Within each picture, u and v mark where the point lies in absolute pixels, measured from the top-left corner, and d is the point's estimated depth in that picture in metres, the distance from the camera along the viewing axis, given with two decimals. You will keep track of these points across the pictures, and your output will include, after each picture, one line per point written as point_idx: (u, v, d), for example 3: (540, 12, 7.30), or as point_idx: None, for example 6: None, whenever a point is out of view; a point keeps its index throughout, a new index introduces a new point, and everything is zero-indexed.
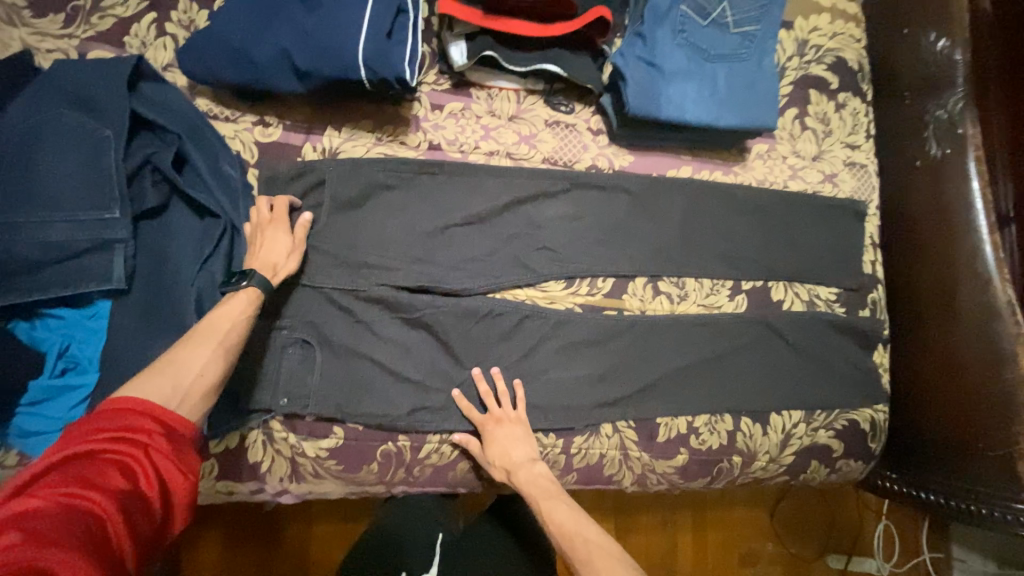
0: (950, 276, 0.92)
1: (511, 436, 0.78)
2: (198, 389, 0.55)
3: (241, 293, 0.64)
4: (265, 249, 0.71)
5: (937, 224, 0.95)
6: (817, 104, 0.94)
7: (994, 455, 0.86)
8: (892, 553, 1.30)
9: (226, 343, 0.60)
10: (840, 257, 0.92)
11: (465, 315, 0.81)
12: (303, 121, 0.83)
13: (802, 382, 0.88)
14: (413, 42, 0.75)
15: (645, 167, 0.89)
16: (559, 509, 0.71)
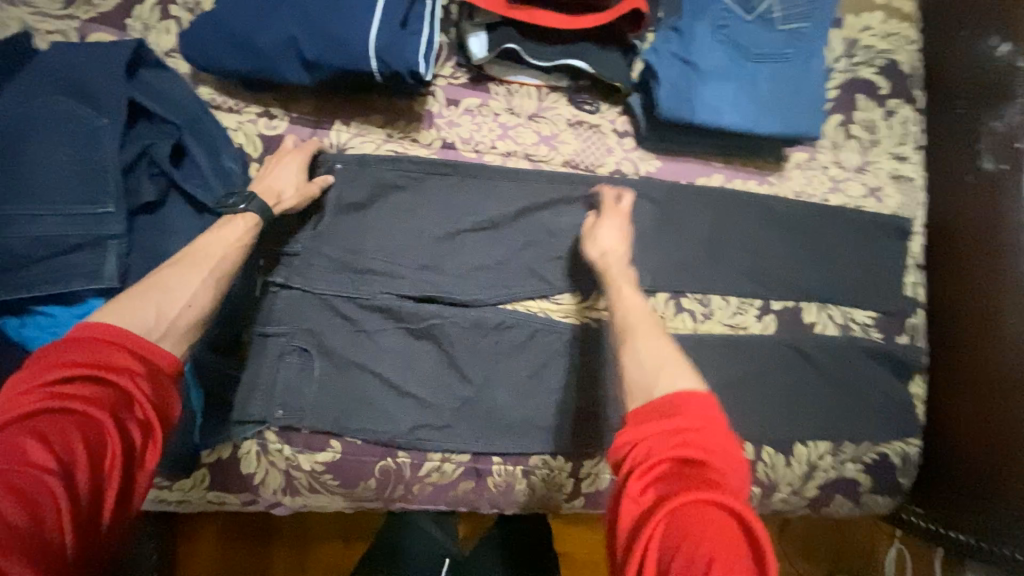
0: (996, 302, 0.85)
1: (618, 233, 0.74)
2: (181, 322, 0.52)
3: (237, 217, 0.63)
4: (272, 175, 0.69)
5: (989, 246, 0.87)
6: (864, 110, 0.87)
7: None
8: None
9: (215, 273, 0.58)
10: (881, 278, 0.85)
11: (474, 328, 0.76)
12: (309, 114, 0.78)
13: (831, 411, 0.82)
14: (429, 32, 0.69)
15: (673, 174, 0.83)
16: (638, 310, 0.64)
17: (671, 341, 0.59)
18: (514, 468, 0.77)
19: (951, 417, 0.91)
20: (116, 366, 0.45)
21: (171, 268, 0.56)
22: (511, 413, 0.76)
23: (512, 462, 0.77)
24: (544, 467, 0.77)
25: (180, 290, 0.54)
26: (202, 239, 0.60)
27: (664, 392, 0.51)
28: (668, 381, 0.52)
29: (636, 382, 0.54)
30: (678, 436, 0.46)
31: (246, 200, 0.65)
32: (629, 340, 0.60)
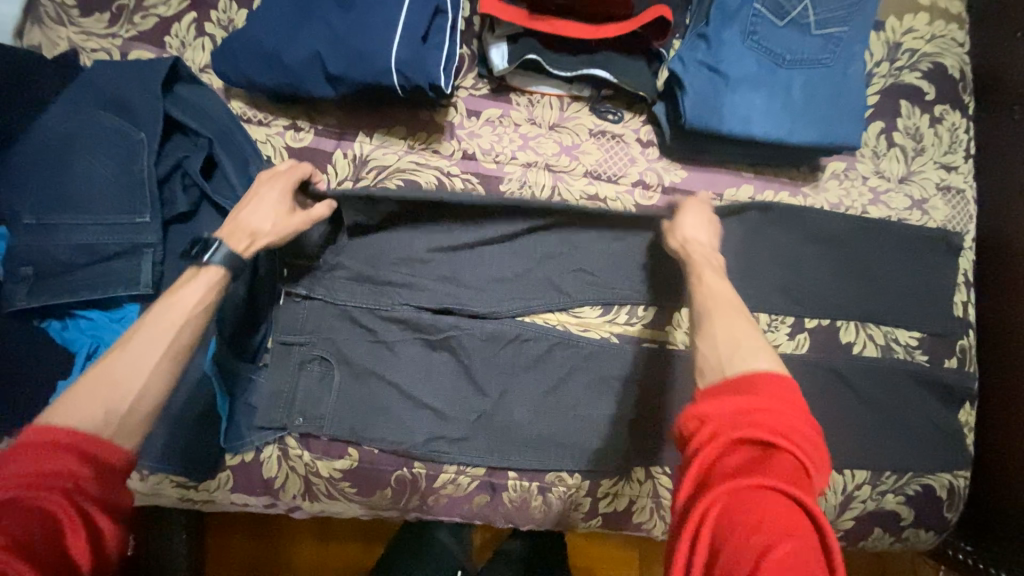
0: None
1: (701, 224, 0.70)
2: (137, 412, 0.49)
3: (202, 272, 0.59)
4: (249, 210, 0.65)
5: None
6: (908, 117, 0.82)
7: None
8: None
9: (176, 346, 0.54)
10: (927, 297, 0.80)
11: (491, 340, 0.76)
12: (334, 126, 0.80)
13: (871, 438, 0.77)
14: (450, 46, 0.69)
15: (700, 185, 0.80)
16: (722, 294, 0.61)
17: (756, 328, 0.55)
18: (530, 484, 0.75)
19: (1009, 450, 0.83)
20: (61, 467, 0.43)
21: (120, 349, 0.52)
22: (528, 428, 0.75)
23: (528, 478, 0.75)
24: (562, 484, 0.75)
25: (133, 374, 0.51)
26: (159, 305, 0.56)
27: (737, 370, 0.49)
28: (743, 364, 0.50)
29: (707, 363, 0.52)
30: (747, 414, 0.44)
31: (213, 245, 0.60)
32: (705, 323, 0.57)
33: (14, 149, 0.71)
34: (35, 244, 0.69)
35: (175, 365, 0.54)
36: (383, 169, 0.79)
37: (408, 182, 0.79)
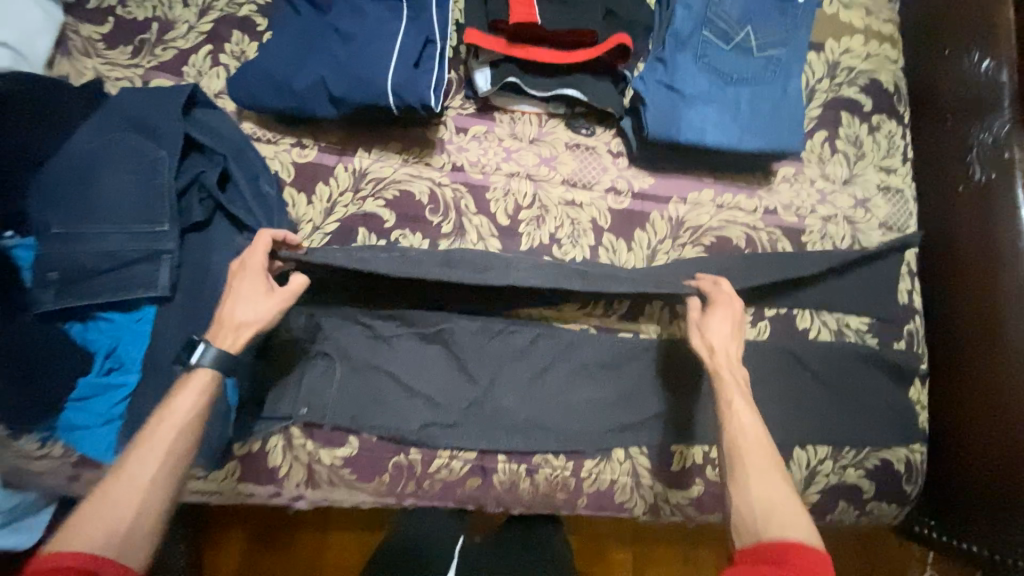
0: (995, 308, 0.88)
1: (728, 327, 0.73)
2: (139, 528, 0.56)
3: (198, 373, 0.65)
4: (235, 297, 0.69)
5: (986, 254, 0.90)
6: (848, 127, 0.92)
7: None
8: None
9: (171, 459, 0.60)
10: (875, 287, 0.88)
11: (482, 331, 0.83)
12: (336, 143, 0.88)
13: (831, 416, 0.84)
14: (438, 70, 0.79)
15: (666, 190, 0.89)
16: (757, 429, 0.64)
17: (788, 482, 0.61)
18: (518, 467, 0.81)
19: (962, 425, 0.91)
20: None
21: (132, 457, 0.59)
22: (515, 413, 0.81)
23: (516, 461, 0.81)
24: (548, 465, 0.81)
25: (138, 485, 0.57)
26: (164, 414, 0.62)
27: (774, 535, 0.55)
28: (782, 527, 0.55)
29: (742, 522, 0.58)
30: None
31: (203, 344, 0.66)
32: (740, 473, 0.62)
33: (46, 168, 0.79)
34: (63, 251, 0.76)
35: (172, 478, 0.60)
36: (380, 181, 0.87)
37: (403, 192, 0.87)
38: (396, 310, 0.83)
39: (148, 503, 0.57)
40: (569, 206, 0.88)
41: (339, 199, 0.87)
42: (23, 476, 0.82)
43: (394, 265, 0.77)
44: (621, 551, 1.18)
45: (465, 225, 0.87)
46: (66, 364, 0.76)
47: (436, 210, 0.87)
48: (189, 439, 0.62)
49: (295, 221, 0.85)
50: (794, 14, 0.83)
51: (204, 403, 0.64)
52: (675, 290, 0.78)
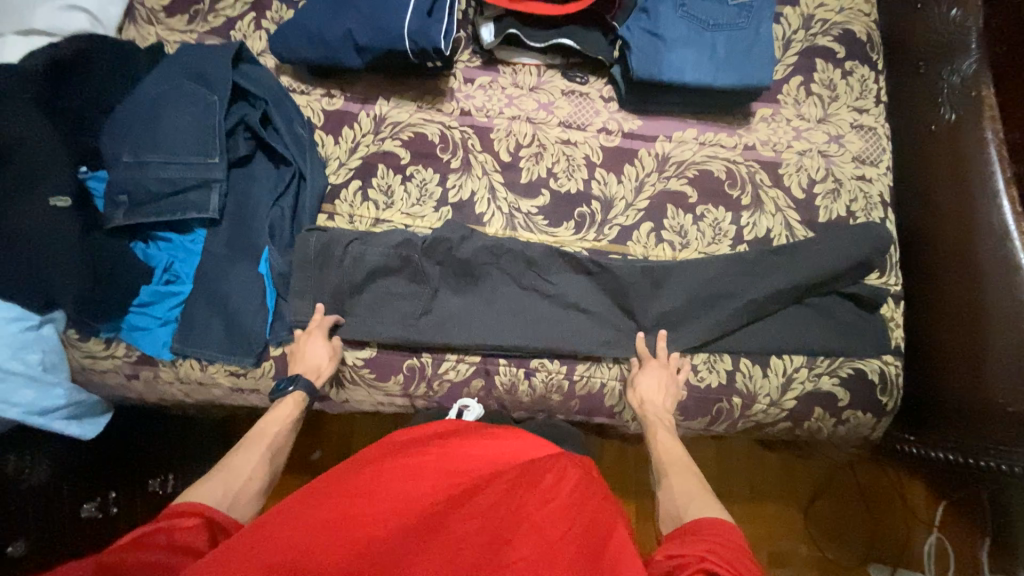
0: (969, 232, 0.93)
1: (657, 384, 0.87)
2: (245, 490, 0.68)
3: (289, 395, 0.82)
4: (309, 353, 0.86)
5: (956, 181, 0.96)
6: (822, 72, 1.00)
7: (1013, 408, 0.86)
8: (946, 565, 1.41)
9: (270, 444, 0.75)
10: (856, 262, 0.90)
11: (490, 249, 0.92)
12: (360, 93, 1.01)
13: (806, 329, 0.91)
14: (448, 19, 0.89)
15: (653, 131, 0.99)
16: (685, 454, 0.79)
17: (702, 481, 0.74)
18: (518, 370, 0.92)
19: (937, 345, 0.98)
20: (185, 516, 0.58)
21: (238, 450, 0.73)
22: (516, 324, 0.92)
23: (515, 364, 0.92)
24: (543, 369, 0.92)
25: (245, 468, 0.70)
26: (265, 423, 0.78)
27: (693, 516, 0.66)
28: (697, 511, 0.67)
29: (667, 513, 0.70)
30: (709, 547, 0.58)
31: (292, 381, 0.83)
32: (664, 478, 0.75)
33: (119, 110, 0.94)
34: (133, 178, 0.90)
35: (272, 464, 0.74)
36: (398, 125, 1.00)
37: (417, 134, 0.99)
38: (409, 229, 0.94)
39: (255, 477, 0.70)
40: (564, 144, 0.99)
41: (362, 139, 0.99)
42: (89, 376, 0.95)
43: (398, 331, 0.89)
44: (626, 501, 1.31)
45: (471, 161, 0.98)
46: (132, 273, 0.90)
47: (446, 148, 0.98)
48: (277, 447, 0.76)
49: (323, 158, 0.98)
50: None
51: (298, 411, 0.82)
52: (624, 351, 0.91)
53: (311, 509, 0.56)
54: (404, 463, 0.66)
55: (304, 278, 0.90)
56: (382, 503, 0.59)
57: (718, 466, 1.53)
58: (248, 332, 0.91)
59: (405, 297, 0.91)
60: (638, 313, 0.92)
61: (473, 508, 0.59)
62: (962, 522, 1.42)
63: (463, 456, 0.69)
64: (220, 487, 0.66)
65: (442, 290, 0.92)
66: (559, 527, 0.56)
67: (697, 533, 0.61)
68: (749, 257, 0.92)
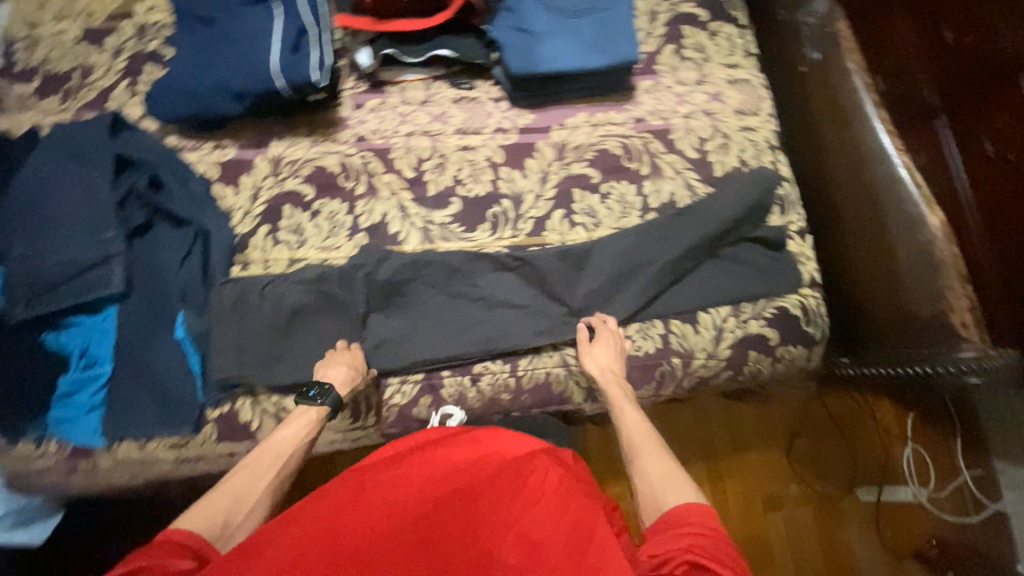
0: (857, 157, 0.98)
1: (607, 357, 0.89)
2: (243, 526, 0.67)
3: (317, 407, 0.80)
4: (343, 365, 0.85)
5: (835, 113, 1.02)
6: (690, 37, 1.06)
7: (930, 312, 0.89)
8: (925, 470, 1.51)
9: (275, 469, 0.73)
10: (750, 206, 0.95)
11: (409, 265, 0.92)
12: (252, 139, 1.01)
13: (724, 280, 0.95)
14: (316, 50, 0.89)
15: (546, 121, 1.03)
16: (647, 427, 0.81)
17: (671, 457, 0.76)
18: (462, 378, 0.92)
19: (857, 268, 1.02)
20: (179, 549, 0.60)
21: (240, 472, 0.71)
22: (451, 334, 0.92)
23: (459, 373, 0.92)
24: (487, 372, 0.92)
25: (250, 496, 0.69)
26: (273, 440, 0.76)
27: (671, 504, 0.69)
28: (672, 498, 0.69)
29: (648, 504, 0.72)
30: (688, 541, 0.62)
31: (323, 394, 0.81)
32: (637, 461, 0.76)
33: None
34: (26, 269, 0.87)
35: (277, 486, 0.73)
36: (296, 163, 0.99)
37: (317, 168, 0.99)
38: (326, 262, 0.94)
39: (255, 511, 0.69)
40: (464, 150, 1.01)
41: (262, 184, 0.99)
42: (20, 482, 0.90)
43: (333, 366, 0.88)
44: (613, 483, 1.32)
45: (376, 184, 0.98)
46: (43, 367, 0.86)
47: (349, 177, 0.99)
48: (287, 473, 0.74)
49: (226, 210, 0.97)
50: None
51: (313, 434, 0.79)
52: (560, 336, 0.92)
53: (296, 543, 0.57)
54: (387, 478, 0.65)
55: (227, 333, 0.88)
56: (364, 527, 0.58)
57: (697, 427, 1.56)
58: (179, 400, 0.88)
59: (334, 332, 0.90)
60: (566, 297, 0.94)
61: (462, 522, 0.59)
62: (931, 428, 1.51)
63: (445, 461, 0.68)
64: (215, 516, 0.65)
65: (372, 315, 0.91)
66: (544, 531, 0.58)
67: (676, 528, 0.64)
68: (659, 223, 0.96)
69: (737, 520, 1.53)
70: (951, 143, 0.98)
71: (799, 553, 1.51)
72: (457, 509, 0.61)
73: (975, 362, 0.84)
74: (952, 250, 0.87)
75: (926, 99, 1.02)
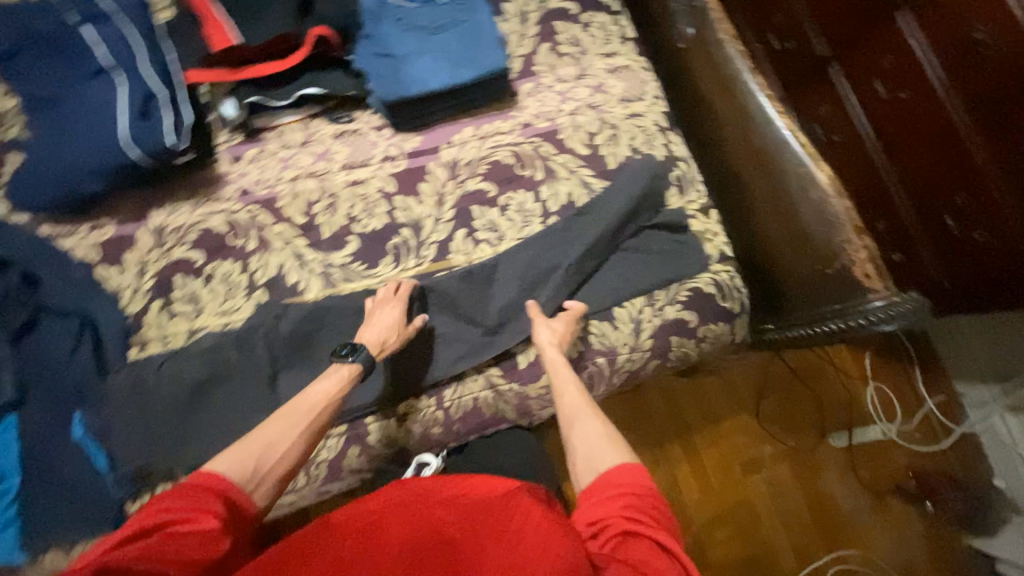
0: (745, 124, 0.98)
1: (556, 332, 0.87)
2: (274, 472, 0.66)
3: (348, 368, 0.79)
4: (375, 324, 0.85)
5: (720, 84, 1.01)
6: (564, 32, 1.05)
7: (840, 265, 0.89)
8: (889, 406, 1.58)
9: (308, 425, 0.72)
10: (642, 195, 0.95)
11: (311, 315, 0.89)
12: (132, 213, 0.96)
13: (634, 271, 0.95)
14: (167, 114, 0.87)
15: (433, 142, 1.00)
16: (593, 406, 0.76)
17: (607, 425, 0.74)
18: (388, 421, 0.89)
19: (765, 232, 1.02)
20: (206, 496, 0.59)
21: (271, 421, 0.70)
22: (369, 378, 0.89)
23: (385, 416, 0.89)
24: (414, 410, 0.90)
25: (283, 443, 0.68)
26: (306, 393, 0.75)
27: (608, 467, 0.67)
28: (606, 461, 0.68)
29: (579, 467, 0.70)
30: (622, 504, 0.62)
31: (355, 352, 0.80)
32: (572, 426, 0.75)
33: None
34: None
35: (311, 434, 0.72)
36: (181, 229, 0.95)
37: (205, 230, 0.95)
38: (226, 328, 0.90)
39: (286, 456, 0.68)
40: (354, 186, 0.98)
41: (149, 258, 0.94)
42: None
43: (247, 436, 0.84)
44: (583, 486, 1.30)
45: (267, 237, 0.95)
46: None
47: (238, 234, 0.95)
48: (317, 426, 0.73)
49: (115, 292, 0.93)
50: None
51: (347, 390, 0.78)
52: (478, 359, 0.90)
53: None
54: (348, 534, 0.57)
55: (133, 422, 0.84)
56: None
57: (665, 407, 1.55)
58: (91, 502, 0.83)
59: (243, 399, 0.86)
60: (480, 316, 0.92)
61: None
62: (890, 365, 1.60)
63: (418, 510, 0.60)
64: (246, 460, 0.64)
65: (282, 373, 0.88)
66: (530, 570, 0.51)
67: (611, 490, 0.64)
68: (560, 227, 0.95)
69: (721, 494, 1.51)
70: (848, 86, 1.25)
71: (785, 513, 1.51)
72: (436, 560, 0.53)
73: (882, 312, 0.84)
74: (844, 203, 0.87)
75: (819, 53, 1.31)
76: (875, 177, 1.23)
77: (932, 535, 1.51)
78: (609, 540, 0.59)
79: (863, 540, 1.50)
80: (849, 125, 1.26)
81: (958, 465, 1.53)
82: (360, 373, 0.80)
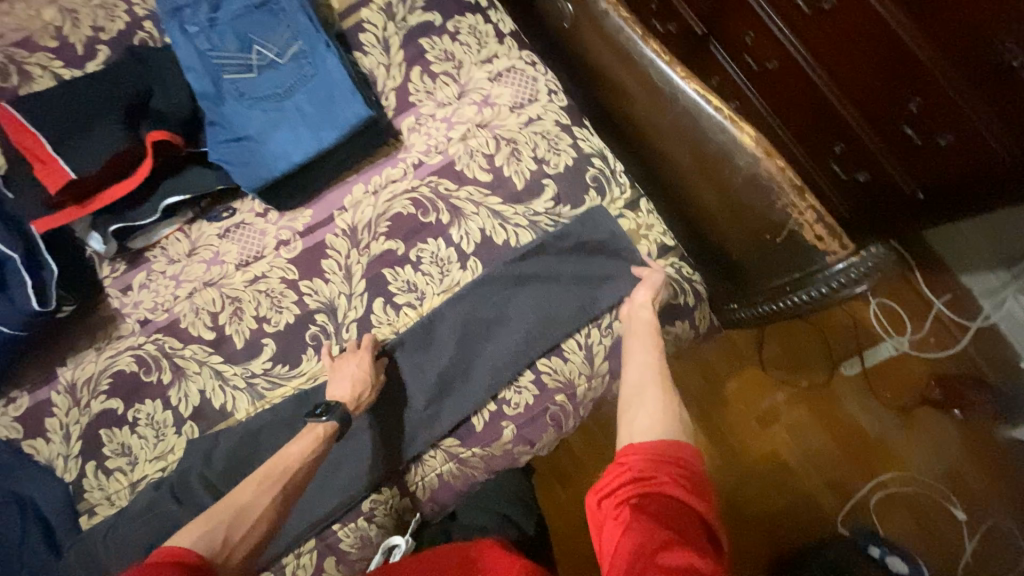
0: (644, 88, 0.80)
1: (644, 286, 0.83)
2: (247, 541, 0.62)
3: (321, 428, 0.76)
4: (340, 380, 0.81)
5: (608, 42, 0.82)
6: (432, 48, 0.94)
7: (788, 233, 0.73)
8: (902, 322, 1.33)
9: (286, 488, 0.69)
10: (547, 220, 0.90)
11: (249, 435, 0.84)
12: (39, 376, 0.89)
13: (570, 296, 0.87)
14: (27, 276, 0.81)
15: (325, 212, 0.92)
16: (645, 374, 0.68)
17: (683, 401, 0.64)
18: (356, 523, 0.83)
19: (697, 203, 0.82)
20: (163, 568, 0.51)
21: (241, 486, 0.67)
22: (323, 485, 0.83)
23: (351, 520, 0.83)
24: (379, 504, 0.84)
25: (251, 512, 0.64)
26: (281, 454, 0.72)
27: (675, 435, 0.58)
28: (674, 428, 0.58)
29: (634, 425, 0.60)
30: (680, 473, 0.54)
31: (327, 411, 0.77)
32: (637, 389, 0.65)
33: None
34: None
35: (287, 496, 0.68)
36: (92, 379, 0.88)
37: (117, 373, 0.88)
38: (169, 472, 0.85)
39: (256, 524, 0.63)
40: (254, 283, 0.90)
41: (68, 420, 0.87)
42: None
43: None
44: None
45: (180, 363, 0.88)
46: None
47: (150, 368, 0.88)
48: (293, 490, 0.69)
49: (44, 465, 0.86)
50: (286, 9, 0.87)
51: (321, 448, 0.74)
52: (429, 433, 0.85)
53: None
54: None
55: None
56: None
57: None
58: None
59: None
60: (422, 384, 0.86)
61: None
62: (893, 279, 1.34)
63: None
64: (214, 532, 0.59)
65: None
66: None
67: (672, 454, 0.55)
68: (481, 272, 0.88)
69: (741, 455, 1.29)
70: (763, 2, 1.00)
71: (819, 463, 1.28)
72: None
73: (846, 274, 0.70)
74: (777, 162, 0.72)
75: None
76: (817, 98, 1.01)
77: (993, 451, 1.26)
78: (651, 495, 0.52)
79: (904, 465, 1.26)
80: (780, 48, 1.01)
81: (987, 368, 1.27)
82: (337, 432, 0.77)
